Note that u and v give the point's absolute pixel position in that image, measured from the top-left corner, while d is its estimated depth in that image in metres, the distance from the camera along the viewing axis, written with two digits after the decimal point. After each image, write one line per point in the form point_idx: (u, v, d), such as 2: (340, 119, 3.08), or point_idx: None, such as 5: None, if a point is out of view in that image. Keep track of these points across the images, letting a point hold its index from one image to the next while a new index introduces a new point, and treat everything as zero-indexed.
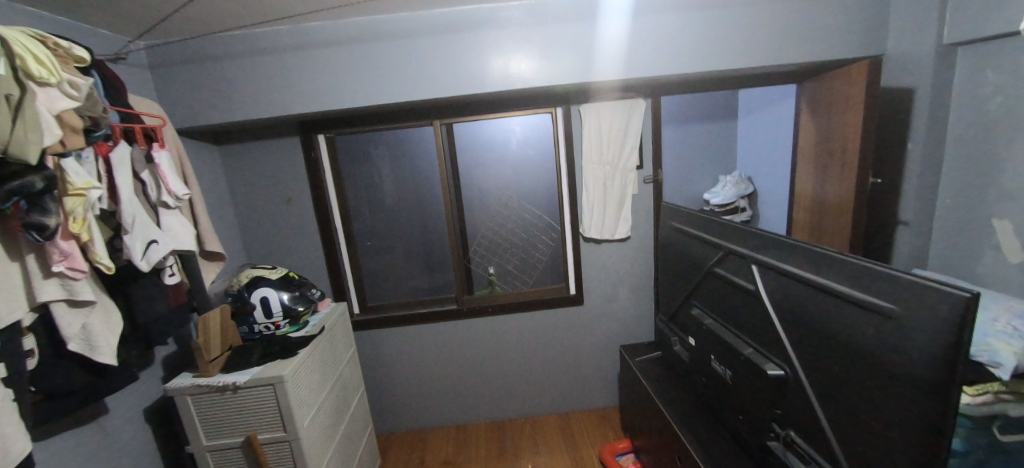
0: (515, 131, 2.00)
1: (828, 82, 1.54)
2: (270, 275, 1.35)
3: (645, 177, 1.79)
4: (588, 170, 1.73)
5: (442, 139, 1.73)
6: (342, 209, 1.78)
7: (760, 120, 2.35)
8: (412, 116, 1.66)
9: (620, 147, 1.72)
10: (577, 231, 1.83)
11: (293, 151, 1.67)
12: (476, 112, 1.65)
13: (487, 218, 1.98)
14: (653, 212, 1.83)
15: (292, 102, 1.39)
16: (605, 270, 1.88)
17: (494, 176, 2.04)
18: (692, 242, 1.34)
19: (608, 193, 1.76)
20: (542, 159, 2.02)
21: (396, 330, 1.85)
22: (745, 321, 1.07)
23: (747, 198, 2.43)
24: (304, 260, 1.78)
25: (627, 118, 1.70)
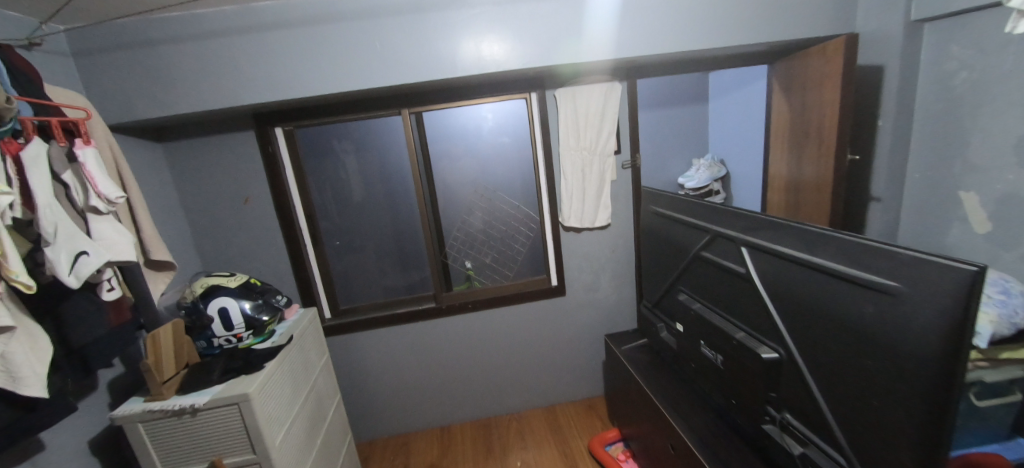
0: (488, 119, 1.92)
1: (801, 60, 1.54)
2: (228, 283, 1.23)
3: (623, 163, 1.75)
4: (567, 157, 1.67)
5: (411, 129, 1.63)
6: (307, 208, 1.66)
7: (730, 103, 2.36)
8: (379, 105, 1.55)
9: (598, 132, 1.67)
10: (556, 221, 1.76)
11: (248, 146, 1.54)
12: (448, 99, 1.56)
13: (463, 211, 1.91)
14: (632, 199, 1.80)
15: (242, 92, 1.25)
16: (588, 259, 1.84)
17: (468, 166, 1.96)
18: (675, 226, 1.31)
19: (587, 180, 1.70)
20: (517, 148, 1.95)
21: (374, 333, 1.76)
22: (735, 305, 1.06)
23: (722, 180, 2.44)
24: (266, 264, 1.65)
25: (605, 101, 1.64)
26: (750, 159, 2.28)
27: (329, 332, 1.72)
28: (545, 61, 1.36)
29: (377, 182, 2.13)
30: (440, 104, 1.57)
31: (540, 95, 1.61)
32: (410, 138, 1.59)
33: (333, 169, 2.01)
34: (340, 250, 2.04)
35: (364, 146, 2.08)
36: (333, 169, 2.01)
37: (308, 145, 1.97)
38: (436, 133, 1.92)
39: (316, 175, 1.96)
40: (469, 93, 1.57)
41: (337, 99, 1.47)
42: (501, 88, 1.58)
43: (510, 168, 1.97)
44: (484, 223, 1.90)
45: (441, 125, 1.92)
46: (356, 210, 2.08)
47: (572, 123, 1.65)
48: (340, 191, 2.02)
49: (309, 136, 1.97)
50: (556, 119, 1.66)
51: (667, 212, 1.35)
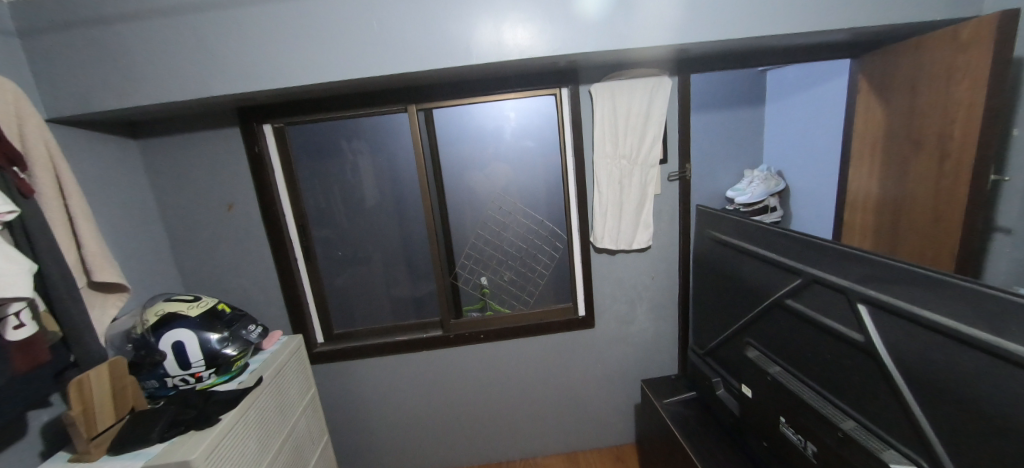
0: (512, 119, 1.67)
1: (907, 51, 1.22)
2: (188, 311, 1.03)
3: (669, 173, 1.46)
4: (601, 166, 1.40)
5: (419, 128, 1.39)
6: (298, 217, 1.45)
7: (794, 105, 2.02)
8: (380, 99, 1.32)
9: (639, 136, 1.39)
10: (586, 241, 1.48)
11: (232, 145, 1.34)
12: (459, 95, 1.32)
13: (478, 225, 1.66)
14: (677, 217, 1.51)
15: (212, 81, 1.05)
16: (621, 286, 1.55)
17: (485, 173, 1.71)
18: (745, 261, 1.01)
19: (625, 194, 1.43)
20: (542, 153, 1.70)
21: (369, 362, 1.53)
22: (841, 382, 0.75)
23: (779, 195, 2.10)
24: (252, 279, 1.45)
25: (650, 99, 1.37)
26: (816, 171, 1.93)
27: (319, 359, 1.50)
28: (577, 48, 1.09)
29: (384, 188, 1.91)
30: (450, 102, 1.33)
31: (571, 90, 1.34)
32: (418, 140, 1.35)
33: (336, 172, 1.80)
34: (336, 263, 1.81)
35: (370, 148, 1.87)
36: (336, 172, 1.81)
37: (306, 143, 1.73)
38: (450, 134, 1.69)
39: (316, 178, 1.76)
40: (485, 87, 1.32)
41: (333, 92, 1.25)
42: (524, 82, 1.32)
43: (535, 176, 1.72)
44: (503, 241, 1.64)
45: (455, 126, 1.69)
46: (360, 219, 1.87)
47: (609, 126, 1.38)
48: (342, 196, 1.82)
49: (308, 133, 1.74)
50: (591, 120, 1.39)
51: (733, 241, 1.05)
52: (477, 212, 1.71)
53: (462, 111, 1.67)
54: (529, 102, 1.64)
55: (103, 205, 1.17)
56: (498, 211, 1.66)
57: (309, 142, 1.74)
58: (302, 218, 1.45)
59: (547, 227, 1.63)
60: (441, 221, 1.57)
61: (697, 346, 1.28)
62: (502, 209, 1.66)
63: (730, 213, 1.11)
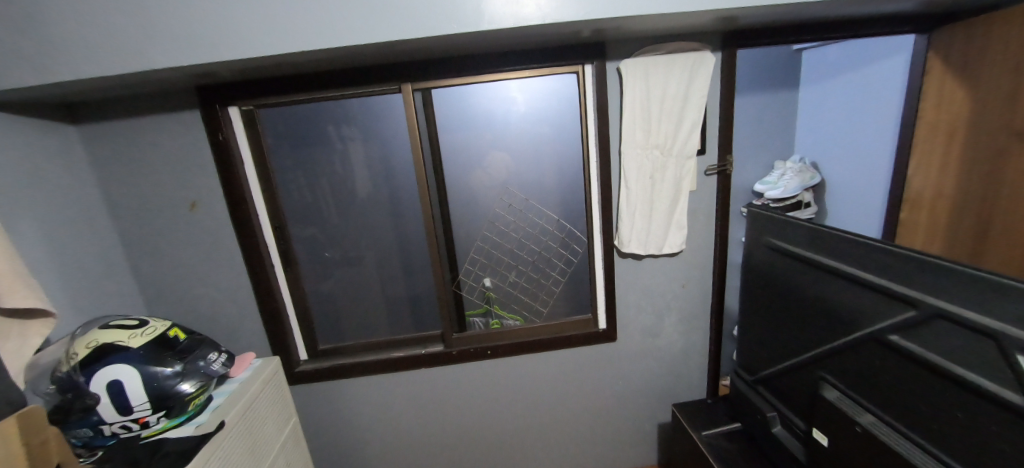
0: (523, 103, 1.44)
1: (1008, 22, 1.04)
2: (129, 342, 0.83)
3: (708, 166, 1.25)
4: (630, 159, 1.19)
5: (417, 113, 1.17)
6: (274, 217, 1.24)
7: (833, 89, 1.80)
8: (368, 78, 1.10)
9: (675, 124, 1.18)
10: (610, 245, 1.28)
11: (191, 132, 1.11)
12: (462, 75, 1.11)
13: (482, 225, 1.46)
14: (714, 217, 1.31)
15: (153, 49, 0.82)
16: (647, 296, 1.36)
17: (487, 165, 1.47)
18: (823, 280, 0.81)
19: (656, 192, 1.22)
20: (555, 142, 1.48)
21: (360, 382, 1.34)
22: (976, 450, 0.58)
23: (813, 189, 1.90)
24: (222, 289, 1.25)
25: (689, 79, 1.15)
26: (857, 164, 1.73)
27: (303, 380, 1.32)
28: (615, 10, 0.87)
29: (375, 181, 1.69)
30: (452, 82, 1.12)
31: (598, 68, 1.12)
32: (416, 128, 1.14)
33: (319, 164, 1.58)
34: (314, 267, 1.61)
35: (359, 136, 1.63)
36: (319, 164, 1.58)
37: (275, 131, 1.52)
38: (450, 120, 1.46)
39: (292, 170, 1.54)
40: (495, 63, 1.09)
41: (308, 65, 1.02)
42: (543, 57, 1.10)
43: (548, 169, 1.50)
44: (513, 244, 1.44)
45: (457, 111, 1.46)
46: (347, 217, 1.66)
47: (640, 109, 1.15)
48: (327, 191, 1.60)
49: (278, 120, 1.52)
50: (619, 104, 1.18)
51: (805, 254, 0.86)
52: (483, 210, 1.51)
53: (464, 93, 1.44)
54: (543, 83, 1.41)
55: (31, 206, 0.96)
56: (507, 209, 1.45)
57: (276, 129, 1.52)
58: (279, 219, 1.24)
59: (562, 228, 1.42)
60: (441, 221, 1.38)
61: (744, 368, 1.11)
62: (512, 207, 1.44)
63: (794, 217, 0.92)
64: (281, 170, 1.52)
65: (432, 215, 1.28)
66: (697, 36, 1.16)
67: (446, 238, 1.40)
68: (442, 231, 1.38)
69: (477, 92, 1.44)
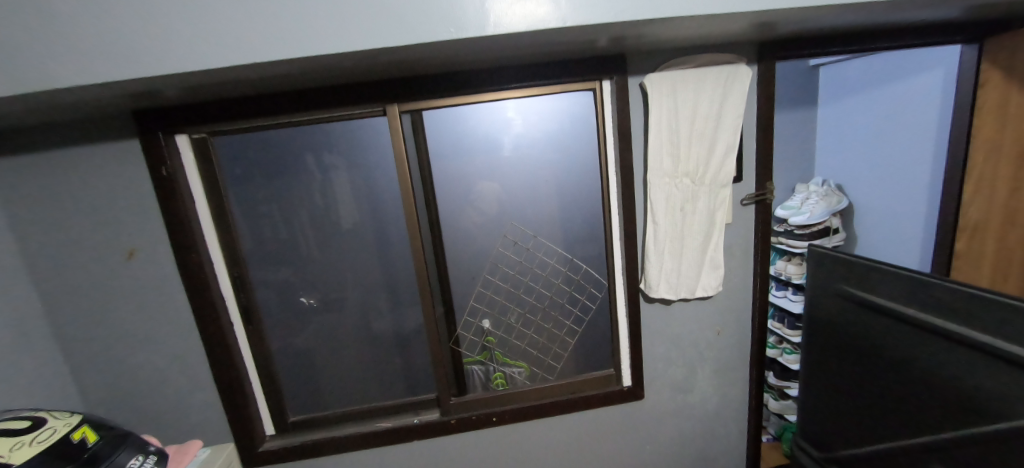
0: (526, 124, 1.19)
1: None
2: (9, 455, 0.61)
3: (743, 194, 1.08)
4: (658, 189, 1.01)
5: (405, 139, 0.99)
6: (232, 265, 1.03)
7: (856, 105, 1.66)
8: (345, 99, 0.92)
9: (708, 148, 1.02)
10: (635, 289, 1.09)
11: (127, 166, 0.91)
12: (458, 93, 0.93)
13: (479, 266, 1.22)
14: (752, 253, 1.13)
15: (58, 63, 0.63)
16: (677, 347, 1.17)
17: (481, 195, 1.22)
18: (932, 345, 0.68)
19: (687, 227, 1.05)
20: (556, 168, 1.23)
21: (337, 461, 1.11)
22: None
23: (840, 214, 1.74)
24: (168, 355, 1.02)
25: (722, 96, 0.99)
26: (890, 186, 1.57)
27: (268, 462, 1.08)
28: (652, 10, 0.70)
29: (357, 214, 1.46)
30: (446, 102, 0.94)
31: (618, 84, 0.95)
32: (404, 157, 0.96)
33: (294, 197, 1.39)
34: (284, 318, 1.39)
35: (339, 163, 1.44)
36: (295, 196, 1.39)
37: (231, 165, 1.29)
38: (442, 146, 1.19)
39: (258, 208, 1.33)
40: (497, 80, 0.92)
41: (271, 83, 0.84)
42: (553, 73, 0.93)
43: (558, 201, 1.25)
44: (519, 289, 1.22)
45: (447, 133, 1.19)
46: (327, 255, 1.45)
47: (668, 131, 0.98)
48: (305, 227, 1.40)
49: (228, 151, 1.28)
50: (641, 126, 1.01)
51: (904, 311, 0.71)
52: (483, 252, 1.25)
53: (457, 112, 1.18)
54: (550, 99, 1.17)
55: None
56: (511, 250, 1.21)
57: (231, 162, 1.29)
58: (238, 266, 1.02)
59: (578, 270, 1.22)
60: (435, 268, 1.12)
61: (808, 429, 0.98)
62: (517, 249, 1.21)
63: (872, 262, 0.79)
64: (249, 206, 1.32)
65: (426, 263, 1.06)
66: (728, 48, 1.00)
67: (441, 289, 1.14)
68: (436, 283, 1.12)
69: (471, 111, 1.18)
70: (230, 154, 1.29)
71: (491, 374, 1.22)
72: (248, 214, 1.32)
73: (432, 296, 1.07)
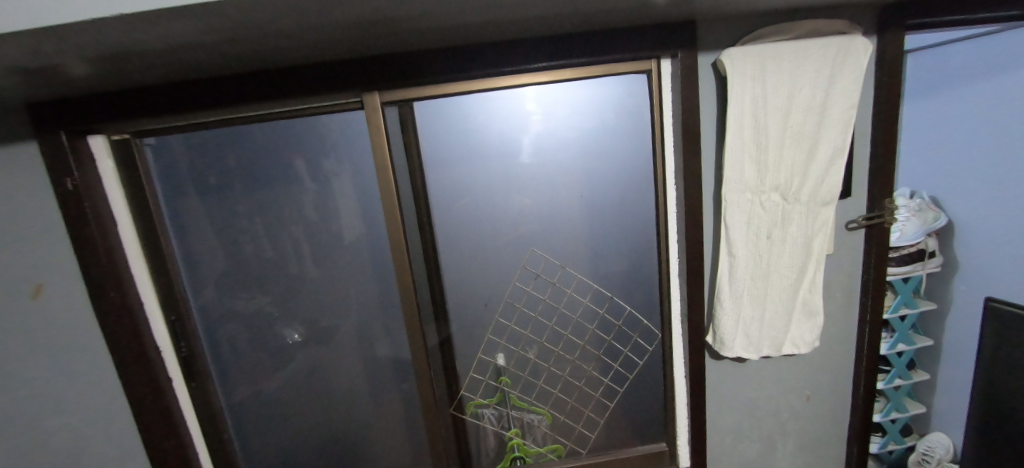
0: (550, 121, 0.88)
1: None
2: None
3: (851, 213, 0.79)
4: (737, 209, 0.72)
5: (395, 141, 0.74)
6: (167, 305, 0.80)
7: (960, 100, 1.32)
8: (310, 86, 0.68)
9: (807, 152, 0.73)
10: (700, 342, 0.80)
11: (25, 178, 0.69)
12: (459, 79, 0.68)
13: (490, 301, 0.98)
14: (858, 293, 0.84)
15: None
16: (751, 415, 0.88)
17: (490, 214, 0.94)
18: None
19: (774, 260, 0.76)
20: (587, 179, 0.91)
21: None
22: None
23: (936, 234, 1.40)
24: (88, 420, 0.79)
25: (829, 78, 0.71)
26: (1004, 200, 1.22)
27: None
28: None
29: (361, 223, 1.03)
30: (444, 91, 0.69)
31: (683, 62, 0.68)
32: (388, 163, 0.71)
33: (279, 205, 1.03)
34: (250, 361, 1.09)
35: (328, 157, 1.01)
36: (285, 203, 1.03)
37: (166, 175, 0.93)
38: (441, 151, 0.90)
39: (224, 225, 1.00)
40: (514, 60, 0.67)
41: (204, 63, 0.61)
42: (594, 47, 0.67)
43: (599, 222, 0.93)
44: (542, 335, 0.94)
45: (447, 132, 0.90)
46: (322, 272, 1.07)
47: (753, 129, 0.70)
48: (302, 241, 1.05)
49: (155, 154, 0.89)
50: (711, 123, 0.74)
51: None
52: (498, 286, 0.95)
53: (459, 102, 0.88)
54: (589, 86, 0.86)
55: None
56: (531, 285, 0.94)
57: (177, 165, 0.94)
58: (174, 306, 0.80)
59: (618, 312, 0.93)
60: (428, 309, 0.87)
61: None
62: (539, 283, 0.93)
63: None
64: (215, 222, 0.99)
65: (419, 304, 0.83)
66: (835, 12, 0.72)
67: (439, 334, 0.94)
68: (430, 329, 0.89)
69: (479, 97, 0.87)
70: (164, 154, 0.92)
71: (507, 419, 0.97)
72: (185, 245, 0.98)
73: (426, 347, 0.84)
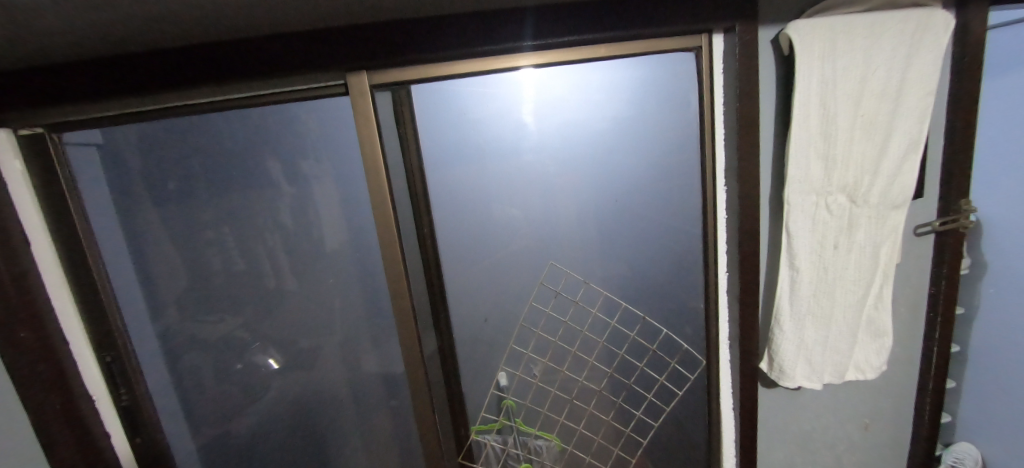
0: (562, 113, 0.75)
1: None
2: None
3: (914, 215, 0.70)
4: (802, 214, 0.61)
5: (388, 133, 0.59)
6: (100, 347, 0.70)
7: None
8: (278, 65, 0.54)
9: (879, 146, 0.62)
10: (754, 370, 0.68)
11: None
12: (470, 56, 0.55)
13: (499, 322, 0.85)
14: (923, 306, 0.74)
15: None
16: (804, 448, 0.77)
17: (498, 222, 0.82)
18: None
19: (840, 274, 0.65)
20: (610, 180, 0.78)
21: None
22: None
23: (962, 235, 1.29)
24: None
25: (906, 57, 0.60)
26: None
27: None
28: None
29: (346, 231, 0.85)
30: (450, 71, 0.56)
31: (741, 37, 0.56)
32: (380, 161, 0.57)
33: (257, 202, 0.82)
34: (217, 398, 0.88)
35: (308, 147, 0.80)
36: (263, 205, 0.82)
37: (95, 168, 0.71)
38: (434, 151, 0.75)
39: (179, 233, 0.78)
40: (538, 31, 0.53)
41: (131, 28, 0.46)
42: (635, 16, 0.54)
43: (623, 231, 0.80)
44: (564, 363, 0.84)
45: (441, 126, 0.74)
46: (307, 286, 0.87)
47: (823, 119, 0.59)
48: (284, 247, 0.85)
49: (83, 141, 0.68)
50: (770, 112, 0.62)
51: None
52: (511, 304, 0.85)
53: (453, 88, 0.71)
54: (604, 69, 0.70)
55: None
56: (550, 305, 0.83)
57: (118, 158, 0.73)
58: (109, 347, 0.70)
59: (652, 335, 0.80)
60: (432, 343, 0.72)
61: None
62: (560, 303, 0.82)
63: None
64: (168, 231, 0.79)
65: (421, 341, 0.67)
66: None
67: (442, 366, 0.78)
68: (435, 365, 0.74)
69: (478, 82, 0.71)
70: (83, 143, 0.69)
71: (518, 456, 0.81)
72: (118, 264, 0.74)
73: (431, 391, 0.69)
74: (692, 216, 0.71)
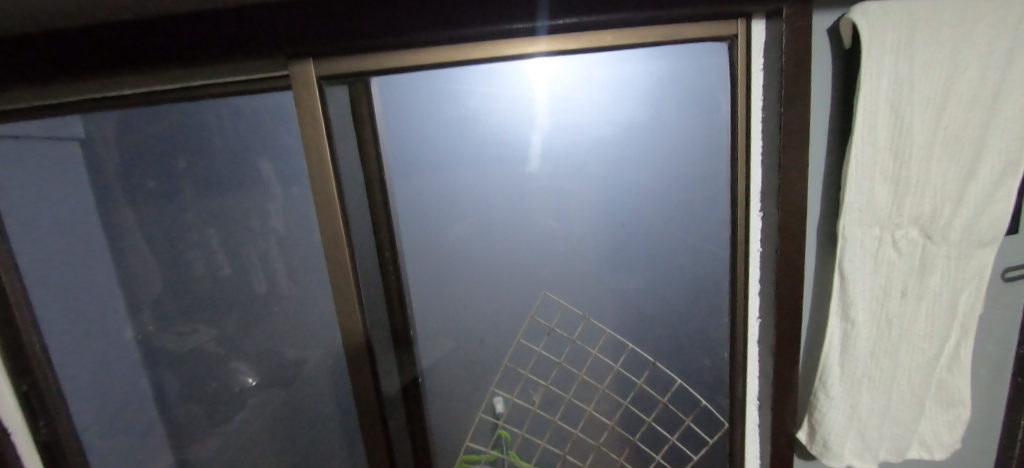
0: (559, 118, 0.65)
1: None
2: None
3: (1004, 252, 0.55)
4: (861, 252, 0.48)
5: (344, 134, 0.50)
6: (17, 372, 0.62)
7: None
8: (198, 54, 0.43)
9: (966, 168, 0.48)
10: (793, 440, 0.55)
11: None
12: (443, 41, 0.44)
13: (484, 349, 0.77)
14: (1010, 364, 0.59)
15: None
16: None
17: (482, 234, 0.73)
18: None
19: (907, 327, 0.51)
20: (611, 202, 0.70)
21: None
22: None
23: None
24: None
25: (1010, 52, 0.46)
26: None
27: None
28: None
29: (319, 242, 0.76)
30: (419, 62, 0.45)
31: (789, 24, 0.43)
32: (329, 168, 0.47)
33: (231, 208, 0.76)
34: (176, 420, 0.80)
35: (286, 149, 0.73)
36: (238, 213, 0.76)
37: (74, 161, 0.69)
38: (424, 154, 0.67)
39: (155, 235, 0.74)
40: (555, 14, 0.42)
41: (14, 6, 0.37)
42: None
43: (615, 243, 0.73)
44: (556, 412, 0.80)
45: (431, 129, 0.65)
46: (297, 292, 0.81)
47: (895, 131, 0.45)
48: (261, 256, 0.78)
49: (57, 136, 0.66)
50: (823, 119, 0.49)
51: None
52: (506, 330, 0.77)
53: (445, 89, 0.61)
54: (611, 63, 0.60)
55: None
56: (542, 344, 0.76)
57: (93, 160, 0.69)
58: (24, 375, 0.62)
59: (662, 383, 0.73)
60: (398, 388, 0.60)
61: None
62: (552, 341, 0.77)
63: None
64: (140, 233, 0.75)
65: (382, 384, 0.56)
66: None
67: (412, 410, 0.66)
68: (403, 409, 0.62)
69: (479, 81, 0.60)
70: (27, 135, 0.61)
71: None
72: (61, 270, 0.68)
73: (391, 449, 0.57)
74: (718, 246, 0.57)
